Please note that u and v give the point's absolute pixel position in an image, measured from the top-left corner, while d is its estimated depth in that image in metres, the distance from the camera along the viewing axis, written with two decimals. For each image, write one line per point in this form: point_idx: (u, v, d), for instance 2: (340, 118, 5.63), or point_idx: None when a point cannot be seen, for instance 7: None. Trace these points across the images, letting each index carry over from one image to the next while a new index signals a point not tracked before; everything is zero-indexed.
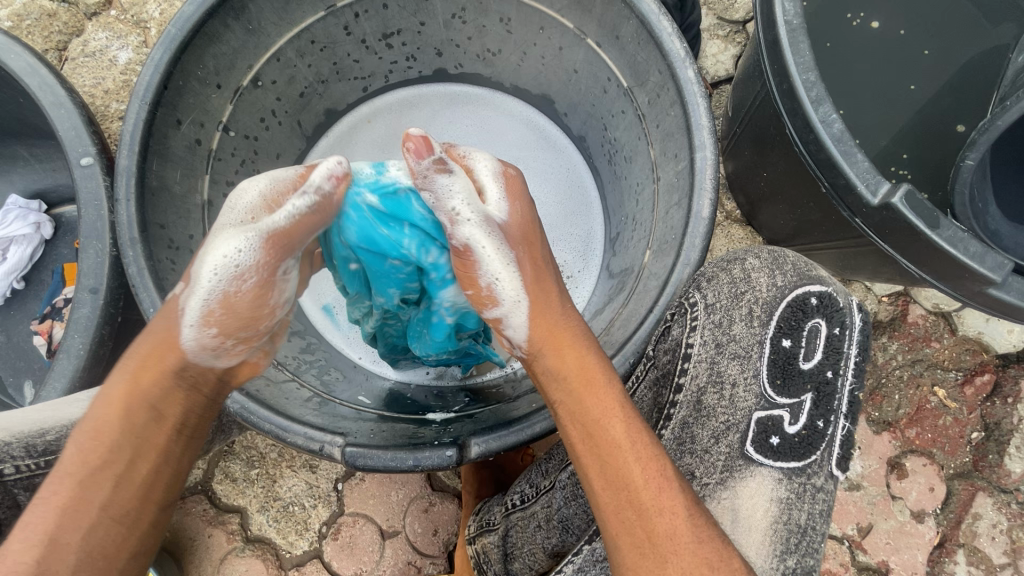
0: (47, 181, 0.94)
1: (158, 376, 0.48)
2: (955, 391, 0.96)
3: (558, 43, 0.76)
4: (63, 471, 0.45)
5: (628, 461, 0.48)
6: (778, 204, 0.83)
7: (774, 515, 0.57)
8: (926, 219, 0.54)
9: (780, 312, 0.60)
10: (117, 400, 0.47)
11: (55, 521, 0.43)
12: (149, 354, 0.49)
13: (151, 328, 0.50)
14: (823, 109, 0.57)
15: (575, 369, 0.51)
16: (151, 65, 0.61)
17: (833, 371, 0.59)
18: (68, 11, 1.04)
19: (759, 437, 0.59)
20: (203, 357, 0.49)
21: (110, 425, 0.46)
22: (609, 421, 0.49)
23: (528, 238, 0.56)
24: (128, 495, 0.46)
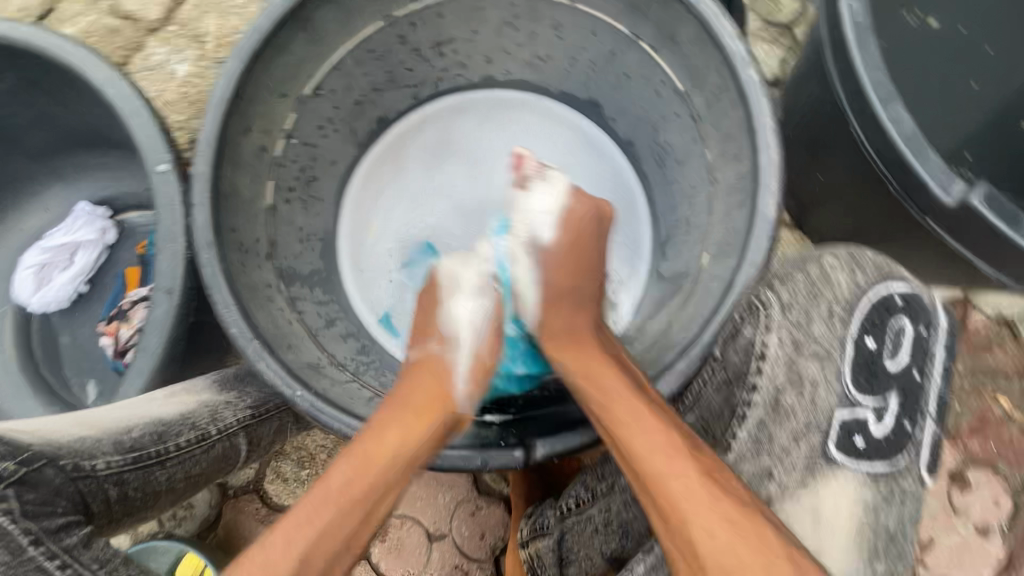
0: (112, 188, 0.98)
1: (432, 425, 0.58)
2: (1021, 400, 0.92)
3: (610, 48, 0.76)
4: (336, 495, 0.53)
5: (640, 440, 0.53)
6: (834, 206, 0.82)
7: (862, 516, 0.58)
8: (1006, 219, 0.54)
9: (866, 312, 0.60)
10: (411, 446, 0.56)
11: (304, 548, 0.50)
12: (430, 403, 0.59)
13: (424, 384, 0.61)
14: (893, 108, 0.56)
15: (582, 357, 0.60)
16: (225, 74, 0.64)
17: (920, 371, 0.59)
18: (131, 27, 1.10)
19: (843, 438, 0.59)
20: (461, 406, 0.61)
21: (390, 464, 0.55)
22: (623, 404, 0.55)
23: (577, 246, 0.65)
24: (368, 529, 0.54)
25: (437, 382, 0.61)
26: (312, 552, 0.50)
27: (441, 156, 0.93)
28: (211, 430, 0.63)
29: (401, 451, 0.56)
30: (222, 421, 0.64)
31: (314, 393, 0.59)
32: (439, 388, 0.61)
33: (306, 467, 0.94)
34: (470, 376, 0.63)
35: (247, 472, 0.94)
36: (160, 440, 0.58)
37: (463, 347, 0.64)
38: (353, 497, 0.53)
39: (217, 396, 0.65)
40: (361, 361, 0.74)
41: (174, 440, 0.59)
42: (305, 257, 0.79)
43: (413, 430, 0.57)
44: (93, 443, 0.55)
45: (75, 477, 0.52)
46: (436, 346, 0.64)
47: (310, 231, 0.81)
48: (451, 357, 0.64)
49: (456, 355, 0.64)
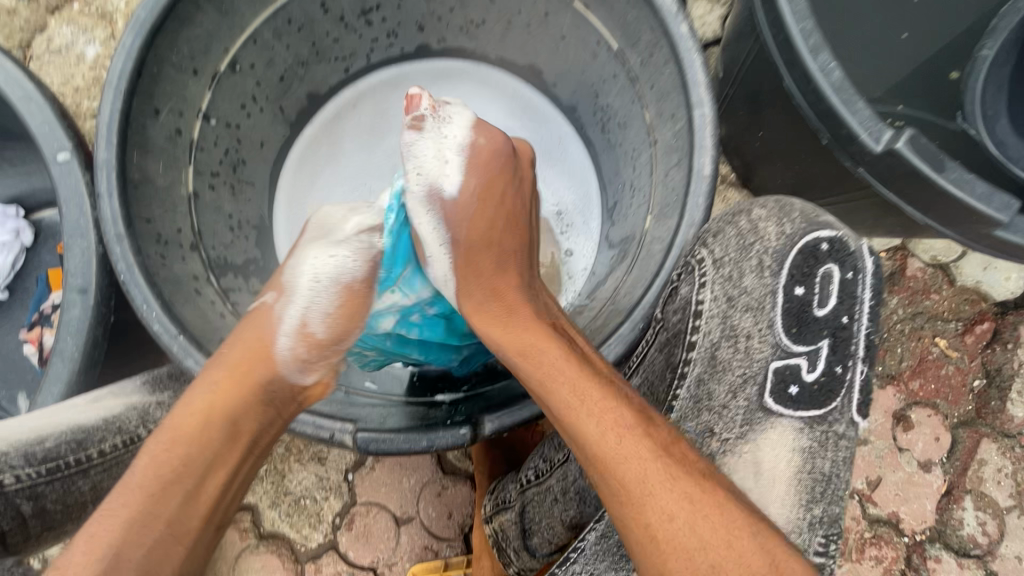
0: (23, 185, 0.91)
1: (248, 386, 0.55)
2: (956, 340, 0.97)
3: (543, 9, 0.73)
4: (140, 482, 0.49)
5: (592, 425, 0.50)
6: (775, 163, 0.82)
7: (797, 464, 0.58)
8: (931, 162, 0.54)
9: (791, 260, 0.59)
10: (214, 414, 0.53)
11: (124, 536, 0.47)
12: (244, 360, 0.56)
13: (241, 338, 0.57)
14: (821, 58, 0.56)
15: (528, 341, 0.57)
16: (122, 51, 0.59)
17: (848, 317, 0.58)
18: (28, 7, 1.00)
19: (777, 387, 0.59)
20: (290, 370, 0.58)
21: (195, 438, 0.51)
22: (568, 386, 0.52)
23: (488, 201, 0.64)
24: (195, 511, 0.50)
25: (257, 338, 0.58)
26: (118, 548, 0.46)
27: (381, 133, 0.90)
28: (140, 433, 0.59)
29: (205, 423, 0.52)
30: (151, 421, 0.60)
31: (252, 387, 0.56)
32: (261, 346, 0.57)
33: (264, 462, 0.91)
34: (297, 330, 0.60)
35: None
36: (80, 448, 0.55)
37: (299, 301, 0.61)
38: (161, 480, 0.49)
39: (149, 397, 0.62)
40: None
41: (96, 446, 0.56)
42: (239, 246, 0.75)
43: (217, 395, 0.53)
44: None
45: None
46: (271, 298, 0.61)
47: (242, 218, 0.77)
48: (282, 310, 0.60)
49: (288, 305, 0.61)
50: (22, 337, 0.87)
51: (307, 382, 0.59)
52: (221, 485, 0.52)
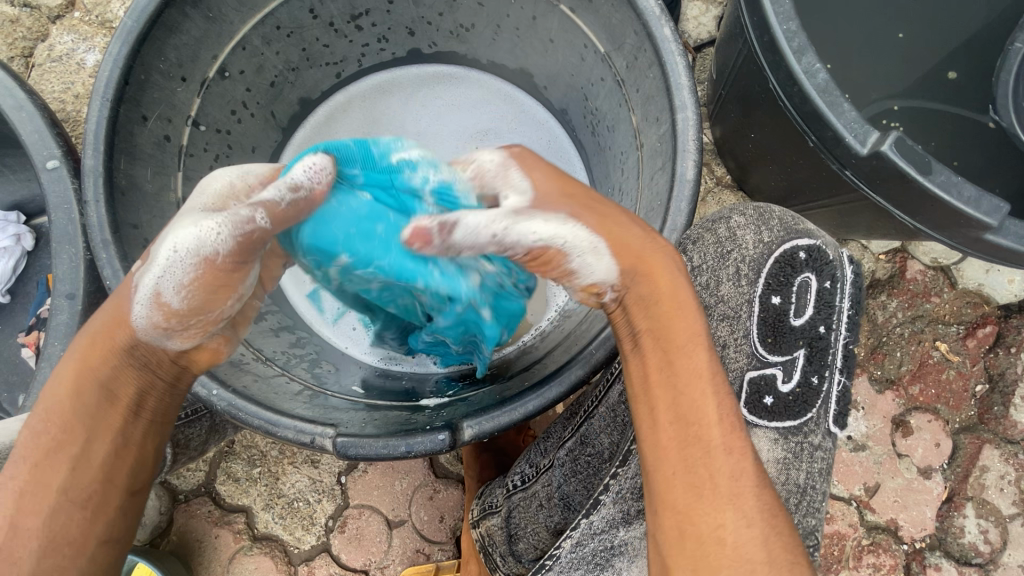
0: (24, 191, 0.92)
1: (108, 355, 0.48)
2: (958, 344, 0.95)
3: (531, 12, 0.73)
4: (24, 457, 0.46)
5: (701, 401, 0.47)
6: (767, 165, 0.81)
7: (772, 475, 0.56)
8: (917, 165, 0.53)
9: (768, 269, 0.58)
10: (82, 387, 0.47)
11: (14, 507, 0.45)
12: (98, 336, 0.48)
13: (104, 305, 0.49)
14: (806, 60, 0.55)
15: (667, 295, 0.50)
16: (109, 59, 0.59)
17: (824, 326, 0.59)
18: (31, 16, 1.02)
19: (753, 398, 0.58)
20: (154, 337, 0.48)
21: (72, 410, 0.47)
22: (694, 362, 0.48)
23: (568, 191, 0.52)
24: (89, 476, 0.46)
25: (118, 305, 0.48)
26: (12, 523, 0.45)
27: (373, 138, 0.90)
28: None
29: (75, 398, 0.47)
30: None
31: (233, 391, 0.57)
32: (120, 312, 0.48)
33: (257, 465, 0.92)
34: (161, 281, 0.47)
35: (196, 475, 0.92)
36: None
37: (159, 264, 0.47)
38: (44, 454, 0.46)
39: None
40: (294, 354, 0.72)
41: None
42: None
43: (76, 368, 0.47)
44: None
45: None
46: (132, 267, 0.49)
47: None
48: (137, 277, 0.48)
49: (145, 273, 0.48)
50: (21, 341, 0.89)
51: (185, 347, 0.50)
52: (117, 452, 0.48)
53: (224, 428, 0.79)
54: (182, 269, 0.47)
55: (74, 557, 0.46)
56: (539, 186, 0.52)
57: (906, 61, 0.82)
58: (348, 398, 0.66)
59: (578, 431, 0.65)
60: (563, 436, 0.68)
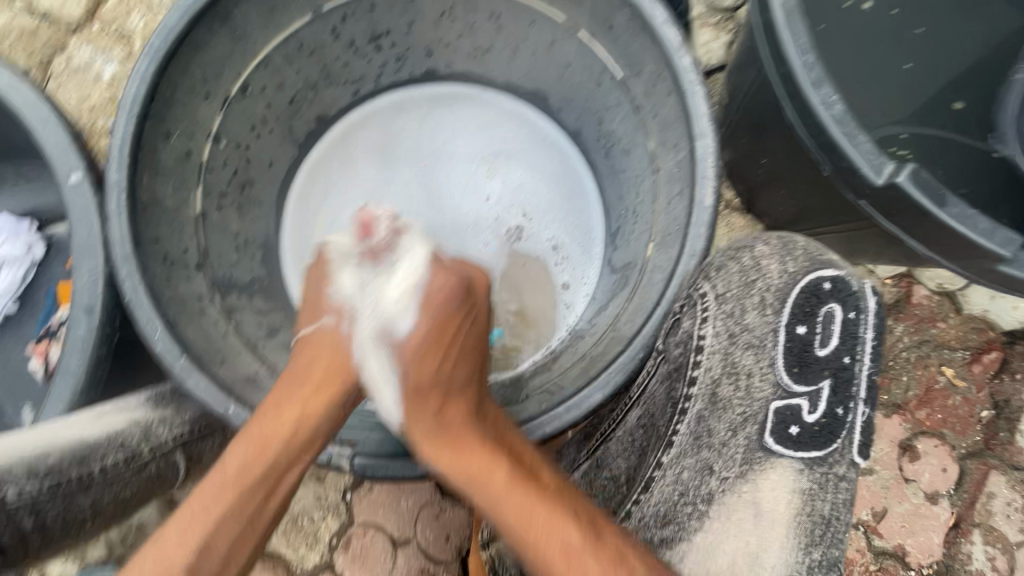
0: (37, 200, 0.92)
1: (333, 399, 0.57)
2: (964, 369, 0.96)
3: (549, 37, 0.75)
4: (233, 478, 0.53)
5: (546, 560, 0.49)
6: (777, 190, 0.83)
7: (796, 506, 0.57)
8: (933, 198, 0.54)
9: (793, 299, 0.59)
10: (301, 426, 0.56)
11: (211, 529, 0.51)
12: (328, 375, 0.58)
13: (325, 350, 0.59)
14: (823, 92, 0.57)
15: (441, 424, 0.57)
16: (136, 76, 0.60)
17: (850, 356, 0.58)
18: (49, 27, 1.03)
19: (778, 427, 0.59)
20: (364, 383, 0.59)
21: (286, 441, 0.55)
22: (491, 478, 0.53)
23: (446, 318, 0.58)
24: (274, 501, 0.55)
25: (334, 353, 0.58)
26: (206, 542, 0.50)
27: (388, 154, 0.91)
28: (142, 449, 0.59)
29: (300, 429, 0.56)
30: (156, 439, 0.60)
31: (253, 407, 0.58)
32: (336, 360, 0.58)
33: None
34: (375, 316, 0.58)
35: None
36: (83, 464, 0.55)
37: (359, 313, 0.58)
38: (254, 475, 0.53)
39: (151, 413, 0.63)
40: None
41: (99, 462, 0.56)
42: (245, 265, 0.76)
43: (304, 405, 0.56)
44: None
45: None
46: (330, 321, 0.59)
47: (248, 237, 0.78)
48: (348, 326, 0.58)
49: (353, 323, 0.58)
50: (29, 350, 0.89)
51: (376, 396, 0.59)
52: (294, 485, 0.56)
53: (233, 443, 0.78)
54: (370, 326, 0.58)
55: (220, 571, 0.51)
56: (417, 325, 0.57)
57: (913, 92, 0.84)
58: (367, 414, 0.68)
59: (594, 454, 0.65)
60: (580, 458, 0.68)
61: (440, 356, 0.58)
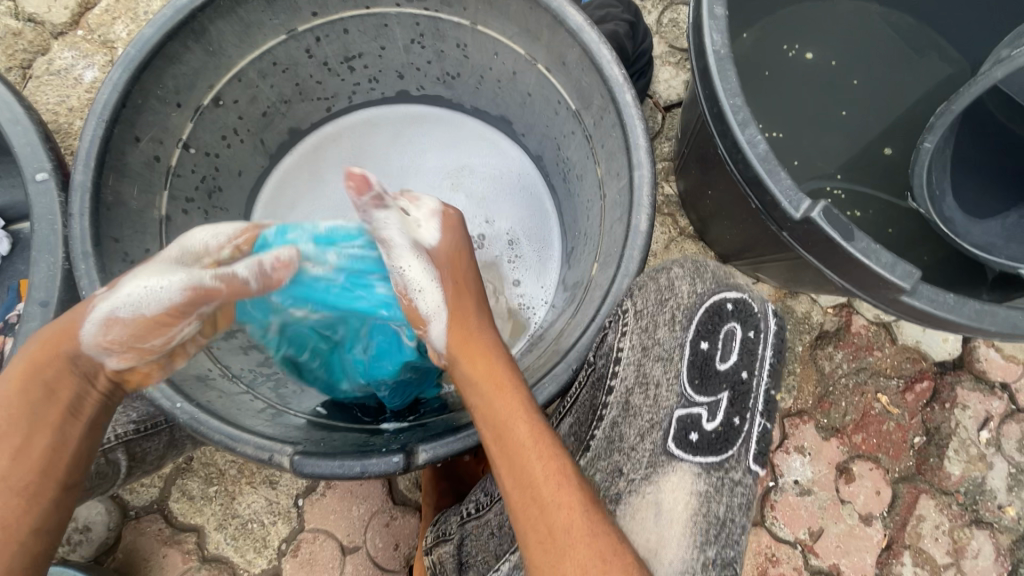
0: (6, 197, 0.94)
1: (54, 362, 0.55)
2: (898, 397, 1.01)
3: (512, 68, 0.80)
4: None
5: (529, 462, 0.52)
6: (723, 220, 0.88)
7: (694, 508, 0.58)
8: (842, 232, 0.59)
9: (699, 317, 0.62)
10: (5, 403, 0.53)
11: None
12: (50, 341, 0.56)
13: (59, 322, 0.57)
14: (749, 131, 0.62)
15: (484, 373, 0.58)
16: (109, 84, 0.63)
17: (748, 371, 0.61)
18: (34, 30, 1.05)
19: (680, 434, 0.61)
20: (98, 352, 0.57)
21: (10, 419, 0.53)
22: (518, 428, 0.54)
23: (454, 261, 0.65)
24: (26, 467, 0.53)
25: (71, 324, 0.56)
26: None
27: (356, 168, 0.94)
28: None
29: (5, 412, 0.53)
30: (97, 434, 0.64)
31: (197, 405, 0.58)
32: (70, 328, 0.56)
33: (214, 483, 0.91)
34: (116, 312, 0.56)
35: (150, 492, 0.91)
36: None
37: (126, 294, 0.56)
38: None
39: None
40: (260, 372, 0.74)
41: None
42: None
43: (27, 372, 0.55)
44: None
45: None
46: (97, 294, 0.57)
47: None
48: (94, 304, 0.56)
49: (105, 299, 0.56)
50: None
51: (121, 364, 0.58)
52: (55, 441, 0.54)
53: (184, 444, 0.79)
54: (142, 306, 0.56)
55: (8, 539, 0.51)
56: (442, 248, 0.64)
57: (849, 135, 0.91)
58: (310, 418, 0.68)
59: None
60: None
61: (458, 281, 0.64)
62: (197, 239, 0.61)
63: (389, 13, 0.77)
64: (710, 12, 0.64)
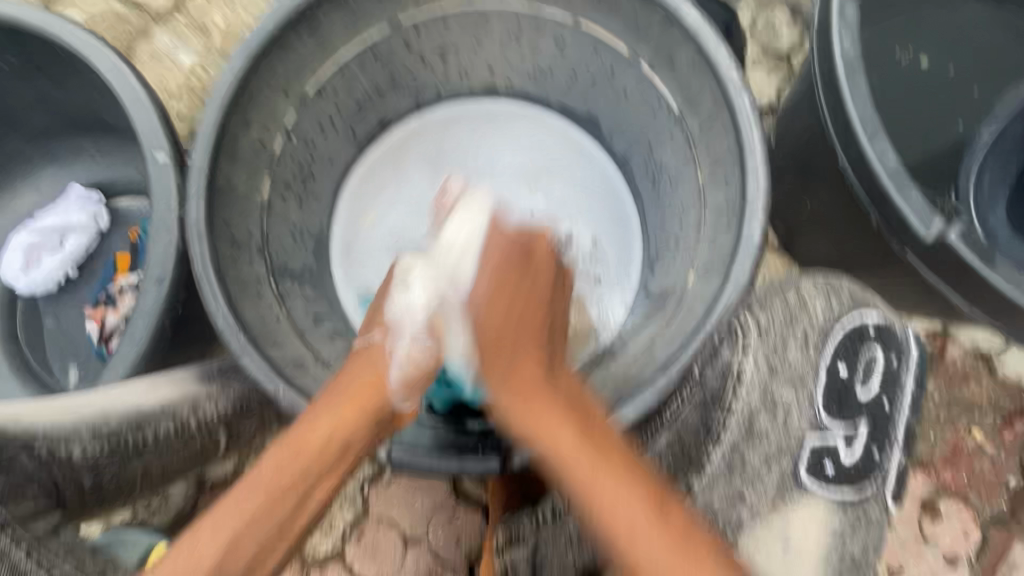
0: (109, 173, 0.98)
1: (360, 417, 0.54)
2: (994, 434, 0.94)
3: (610, 66, 0.78)
4: (259, 485, 0.50)
5: (579, 481, 0.50)
6: (821, 234, 0.83)
7: (820, 537, 0.62)
8: (980, 257, 0.56)
9: (836, 343, 0.62)
10: (305, 448, 0.51)
11: (241, 532, 0.48)
12: (361, 392, 0.55)
13: (359, 370, 0.57)
14: (878, 143, 0.58)
15: (529, 403, 0.55)
16: (228, 70, 0.65)
17: (888, 403, 0.64)
18: (138, 15, 1.10)
19: (813, 462, 0.62)
20: (399, 400, 0.57)
21: (301, 468, 0.51)
22: (578, 460, 0.51)
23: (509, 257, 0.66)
24: (300, 522, 0.50)
25: (373, 372, 0.57)
26: (227, 551, 0.47)
27: (438, 161, 0.93)
28: (190, 422, 0.62)
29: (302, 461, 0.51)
30: (202, 414, 0.63)
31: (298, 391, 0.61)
32: (374, 377, 0.57)
33: None
34: (408, 370, 0.58)
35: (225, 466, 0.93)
36: (138, 430, 0.59)
37: (410, 334, 0.60)
38: (280, 489, 0.50)
39: (199, 386, 0.65)
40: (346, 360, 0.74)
41: (151, 430, 0.60)
42: (298, 254, 0.80)
43: (339, 422, 0.53)
44: (71, 430, 0.55)
45: (47, 463, 0.54)
46: (378, 337, 0.60)
47: (305, 227, 0.82)
48: (392, 347, 0.59)
49: (397, 343, 0.59)
50: (88, 314, 0.92)
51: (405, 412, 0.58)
52: (327, 501, 0.52)
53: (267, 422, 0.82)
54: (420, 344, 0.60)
55: None
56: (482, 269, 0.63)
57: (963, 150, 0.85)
58: None
59: None
60: None
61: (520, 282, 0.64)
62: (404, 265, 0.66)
63: (490, 8, 0.77)
64: (841, 14, 0.60)
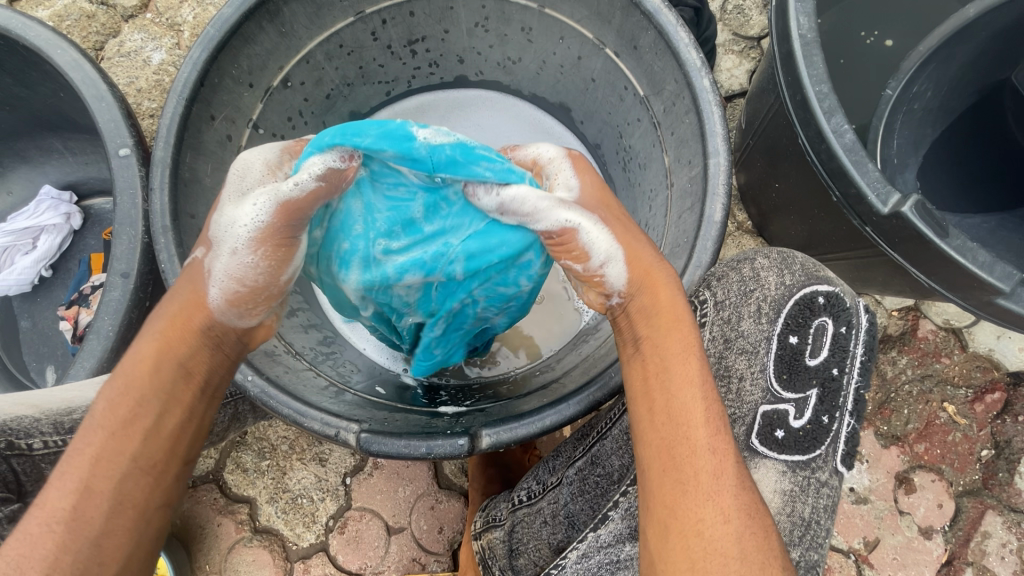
0: (80, 173, 0.98)
1: (186, 334, 0.52)
2: (966, 407, 0.96)
3: (577, 53, 0.79)
4: (99, 422, 0.48)
5: (691, 404, 0.49)
6: (790, 215, 0.84)
7: (778, 506, 0.58)
8: (935, 229, 0.56)
9: (787, 310, 0.62)
10: (132, 376, 0.49)
11: (90, 470, 0.46)
12: (182, 309, 0.53)
13: (182, 286, 0.54)
14: (835, 120, 0.59)
15: (666, 306, 0.53)
16: (189, 62, 0.65)
17: (839, 368, 0.61)
18: (106, 13, 1.09)
19: (764, 430, 0.60)
20: (227, 315, 0.54)
21: (135, 394, 0.49)
22: (695, 377, 0.50)
23: (604, 201, 0.57)
24: (156, 448, 0.49)
25: (196, 286, 0.53)
26: (85, 486, 0.46)
27: None
28: None
29: (134, 391, 0.49)
30: None
31: (267, 379, 0.59)
32: (197, 292, 0.53)
33: (267, 458, 0.93)
34: (228, 282, 0.53)
35: (206, 462, 0.93)
36: None
37: (227, 249, 0.53)
38: (121, 420, 0.48)
39: None
40: (320, 351, 0.74)
41: None
42: None
43: (161, 342, 0.51)
44: (31, 423, 0.60)
45: (9, 454, 0.60)
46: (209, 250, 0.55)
47: None
48: (210, 262, 0.54)
49: (214, 258, 0.53)
50: (60, 314, 0.91)
51: (249, 325, 0.56)
52: (184, 425, 0.51)
53: (244, 417, 0.82)
54: (239, 258, 0.53)
55: (136, 519, 0.47)
56: (585, 192, 0.57)
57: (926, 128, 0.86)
58: (370, 398, 0.69)
59: (589, 451, 0.67)
60: (572, 455, 0.69)
61: (617, 219, 0.56)
62: (252, 159, 0.58)
63: None
64: None
